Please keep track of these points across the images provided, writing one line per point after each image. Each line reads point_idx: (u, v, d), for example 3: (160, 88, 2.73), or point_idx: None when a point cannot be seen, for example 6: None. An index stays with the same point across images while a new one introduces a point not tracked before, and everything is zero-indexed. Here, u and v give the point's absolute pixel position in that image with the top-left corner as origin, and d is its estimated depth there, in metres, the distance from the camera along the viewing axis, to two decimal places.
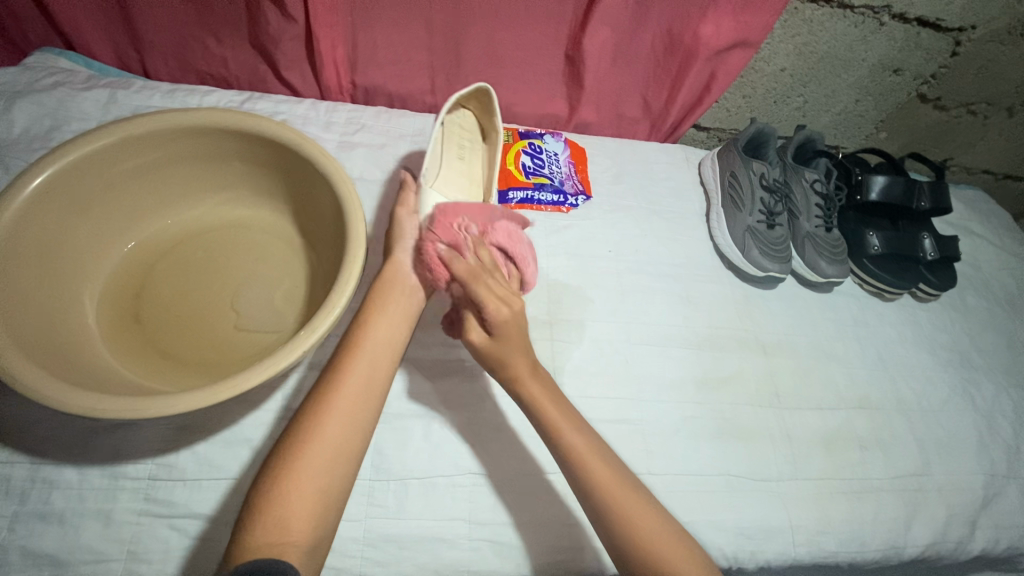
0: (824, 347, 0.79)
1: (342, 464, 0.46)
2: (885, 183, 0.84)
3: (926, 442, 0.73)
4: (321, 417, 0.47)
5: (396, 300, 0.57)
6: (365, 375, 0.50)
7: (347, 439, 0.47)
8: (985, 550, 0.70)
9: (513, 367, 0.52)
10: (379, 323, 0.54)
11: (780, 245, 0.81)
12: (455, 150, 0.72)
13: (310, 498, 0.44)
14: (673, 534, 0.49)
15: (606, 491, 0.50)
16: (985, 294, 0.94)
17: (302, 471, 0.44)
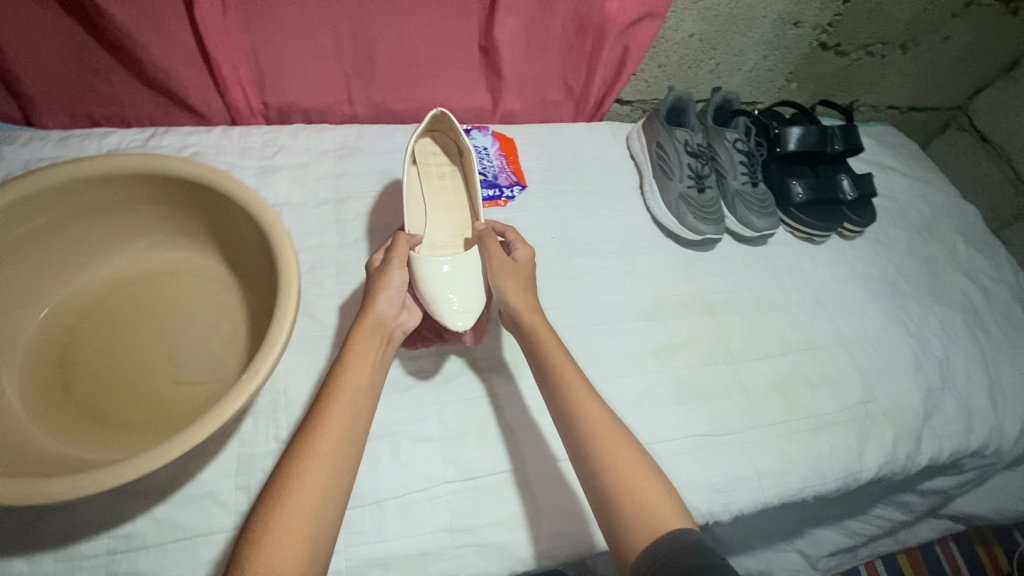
0: (766, 298, 0.82)
1: (329, 511, 0.44)
2: (800, 133, 0.89)
3: (869, 371, 0.78)
4: (305, 463, 0.45)
5: (366, 333, 0.55)
6: (342, 416, 0.48)
7: (331, 485, 0.45)
8: (931, 459, 0.75)
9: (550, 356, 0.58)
10: (355, 363, 0.52)
11: (712, 208, 0.83)
12: (434, 182, 0.73)
13: (300, 548, 0.41)
14: (663, 488, 0.50)
15: (600, 439, 0.52)
16: (903, 223, 1.01)
17: (290, 520, 0.42)
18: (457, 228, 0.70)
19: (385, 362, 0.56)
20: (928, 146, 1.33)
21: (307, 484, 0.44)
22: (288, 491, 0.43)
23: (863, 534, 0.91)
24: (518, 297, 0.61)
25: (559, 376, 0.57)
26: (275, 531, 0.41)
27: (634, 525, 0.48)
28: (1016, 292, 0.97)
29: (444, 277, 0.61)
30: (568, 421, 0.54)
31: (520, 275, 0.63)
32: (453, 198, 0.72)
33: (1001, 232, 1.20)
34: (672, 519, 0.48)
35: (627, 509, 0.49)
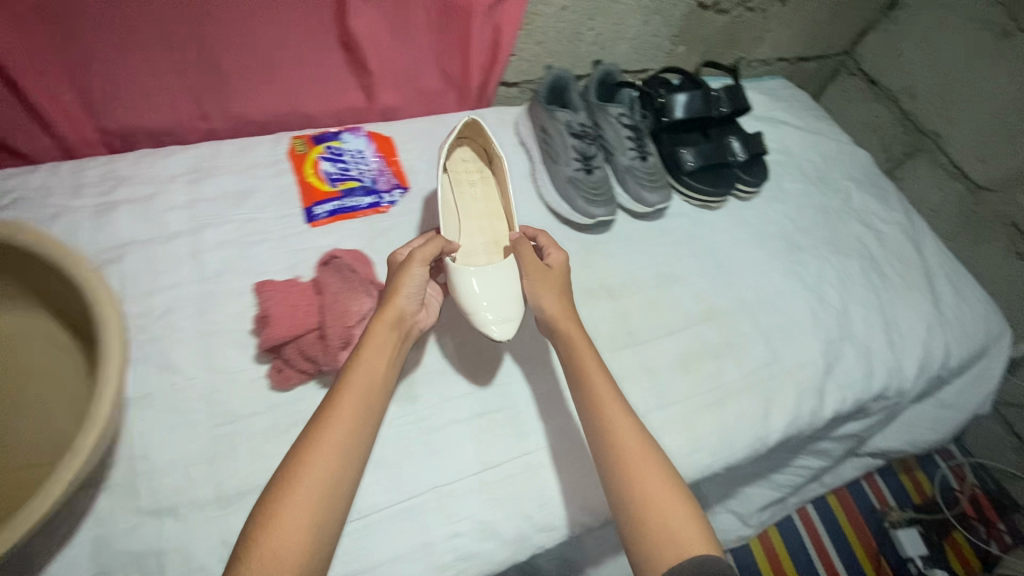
0: (666, 273, 0.81)
1: (330, 508, 0.47)
2: (686, 100, 0.87)
3: (771, 332, 0.79)
4: (311, 459, 0.48)
5: (382, 328, 0.57)
6: (352, 409, 0.51)
7: (333, 482, 0.48)
8: (835, 410, 0.77)
9: (580, 361, 0.60)
10: (369, 358, 0.55)
11: (602, 188, 0.81)
12: (465, 193, 0.76)
13: (298, 544, 0.44)
14: (690, 514, 0.51)
15: (628, 462, 0.53)
16: (797, 177, 1.02)
17: (291, 515, 0.45)
18: (490, 238, 0.73)
19: (398, 356, 0.58)
20: (821, 96, 1.36)
21: (310, 482, 0.47)
22: (293, 486, 0.46)
23: (789, 484, 0.94)
24: (552, 301, 0.64)
25: (585, 387, 0.59)
26: (275, 527, 0.44)
27: (660, 551, 0.48)
28: (908, 231, 0.99)
29: (475, 288, 0.64)
30: (597, 435, 0.56)
31: (555, 281, 0.66)
32: (487, 206, 0.76)
33: (894, 170, 1.23)
34: (698, 546, 0.48)
35: (648, 522, 0.50)
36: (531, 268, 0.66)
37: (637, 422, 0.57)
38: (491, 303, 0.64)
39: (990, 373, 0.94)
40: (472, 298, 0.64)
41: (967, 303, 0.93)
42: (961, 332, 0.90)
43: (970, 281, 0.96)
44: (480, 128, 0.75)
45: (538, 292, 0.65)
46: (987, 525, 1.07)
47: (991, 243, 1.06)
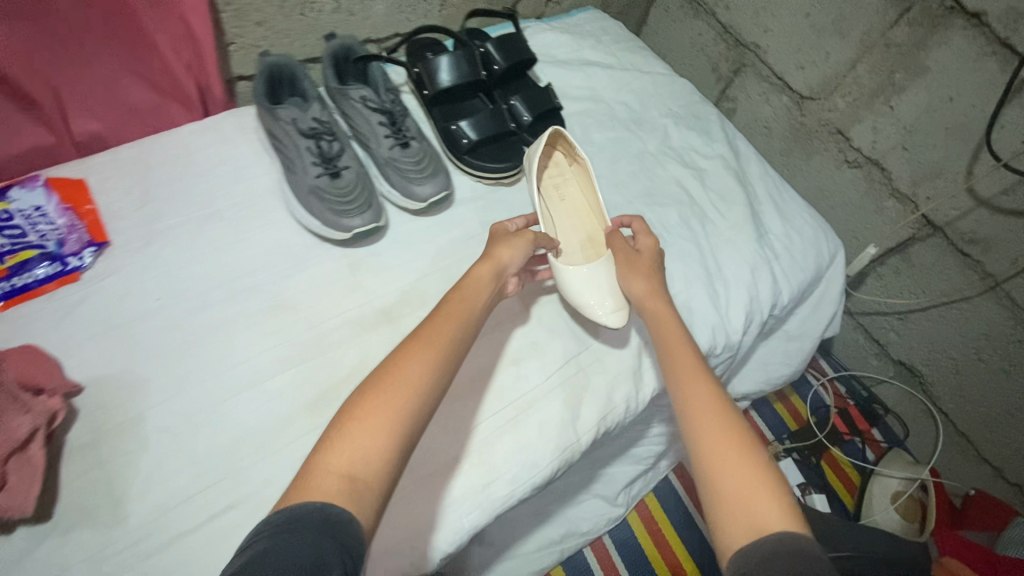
0: (452, 275, 0.70)
1: (416, 426, 0.47)
2: (449, 64, 0.74)
3: (576, 317, 0.71)
4: (412, 361, 0.50)
5: (486, 273, 0.61)
6: (445, 330, 0.54)
7: (427, 395, 0.49)
8: (657, 387, 0.71)
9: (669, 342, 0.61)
10: (473, 285, 0.59)
11: (356, 190, 0.66)
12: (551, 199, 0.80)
13: (384, 450, 0.44)
14: (770, 490, 0.47)
15: (689, 400, 0.55)
16: (607, 124, 0.91)
17: (377, 421, 0.45)
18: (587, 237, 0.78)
19: (491, 299, 0.60)
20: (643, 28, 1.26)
21: (413, 389, 0.48)
22: (386, 392, 0.47)
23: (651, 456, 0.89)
24: (638, 284, 0.66)
25: (664, 342, 0.61)
26: (356, 433, 0.44)
27: (735, 530, 0.45)
28: (732, 161, 0.92)
29: (589, 280, 0.68)
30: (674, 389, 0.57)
31: (640, 264, 0.68)
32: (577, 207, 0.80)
33: (725, 90, 1.14)
34: (777, 526, 0.44)
35: (721, 477, 0.49)
36: (622, 256, 0.69)
37: (714, 381, 0.57)
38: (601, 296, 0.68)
39: (829, 296, 0.90)
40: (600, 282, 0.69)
41: (795, 229, 0.87)
42: (791, 263, 0.84)
43: (798, 203, 0.91)
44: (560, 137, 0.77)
45: (629, 278, 0.67)
46: (861, 435, 1.09)
47: (822, 153, 1.01)
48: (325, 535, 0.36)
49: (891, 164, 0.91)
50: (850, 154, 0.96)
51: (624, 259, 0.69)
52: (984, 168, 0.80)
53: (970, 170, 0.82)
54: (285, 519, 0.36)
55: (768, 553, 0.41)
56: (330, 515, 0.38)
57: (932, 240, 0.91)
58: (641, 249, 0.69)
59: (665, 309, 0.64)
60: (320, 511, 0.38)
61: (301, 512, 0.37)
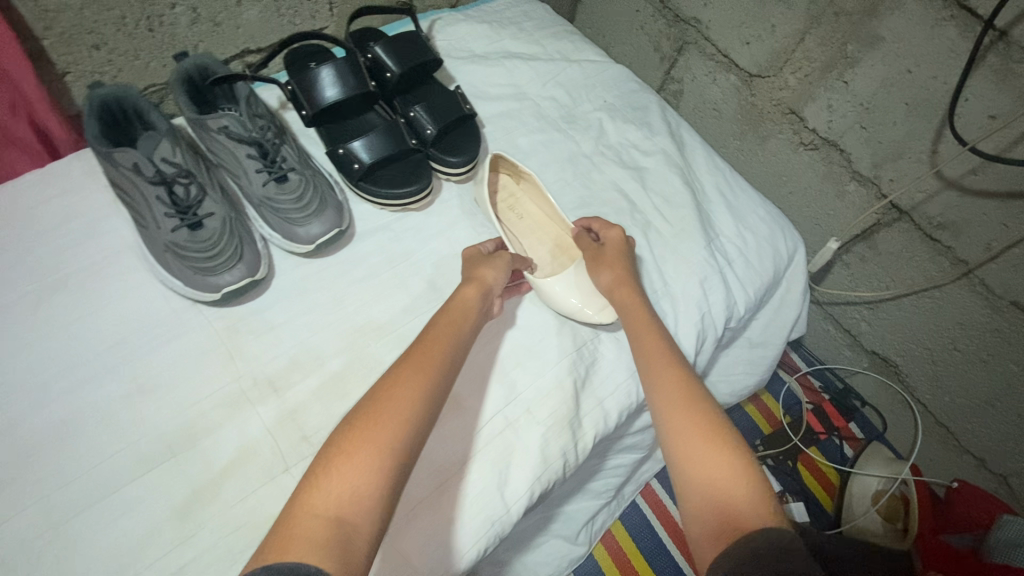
0: (353, 327, 0.60)
1: (410, 460, 0.44)
2: (334, 75, 0.63)
3: (501, 361, 0.62)
4: (389, 397, 0.47)
5: (472, 295, 0.58)
6: (429, 358, 0.51)
7: (418, 427, 0.46)
8: (600, 432, 0.62)
9: (642, 335, 0.58)
10: (456, 310, 0.56)
11: (222, 242, 0.56)
12: (509, 215, 0.74)
13: (376, 487, 0.41)
14: (748, 481, 0.45)
15: (665, 394, 0.52)
16: (534, 127, 0.81)
17: (365, 455, 0.42)
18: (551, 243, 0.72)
19: (479, 322, 0.58)
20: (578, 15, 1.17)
21: (400, 419, 0.45)
22: (373, 423, 0.45)
23: (611, 489, 0.81)
24: (605, 274, 0.63)
25: (635, 333, 0.58)
26: (342, 468, 0.42)
27: (709, 526, 0.43)
28: (676, 156, 0.82)
29: (567, 290, 0.65)
30: (644, 380, 0.55)
31: (612, 257, 0.64)
32: (536, 213, 0.74)
33: (670, 71, 1.03)
34: (759, 519, 0.42)
35: (698, 473, 0.46)
36: (590, 253, 0.66)
37: (687, 367, 0.55)
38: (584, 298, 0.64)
39: (791, 297, 0.82)
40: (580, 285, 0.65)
41: (749, 227, 0.79)
42: (745, 268, 0.76)
43: (752, 197, 0.82)
44: (503, 159, 0.70)
45: (601, 273, 0.64)
46: (837, 432, 1.03)
47: (777, 136, 0.91)
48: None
49: (849, 145, 0.82)
50: (806, 136, 0.87)
51: (592, 254, 0.65)
52: (949, 148, 0.71)
53: (934, 149, 0.73)
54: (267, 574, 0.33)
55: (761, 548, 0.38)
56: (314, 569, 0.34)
57: (899, 226, 0.83)
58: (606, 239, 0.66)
59: (637, 295, 0.61)
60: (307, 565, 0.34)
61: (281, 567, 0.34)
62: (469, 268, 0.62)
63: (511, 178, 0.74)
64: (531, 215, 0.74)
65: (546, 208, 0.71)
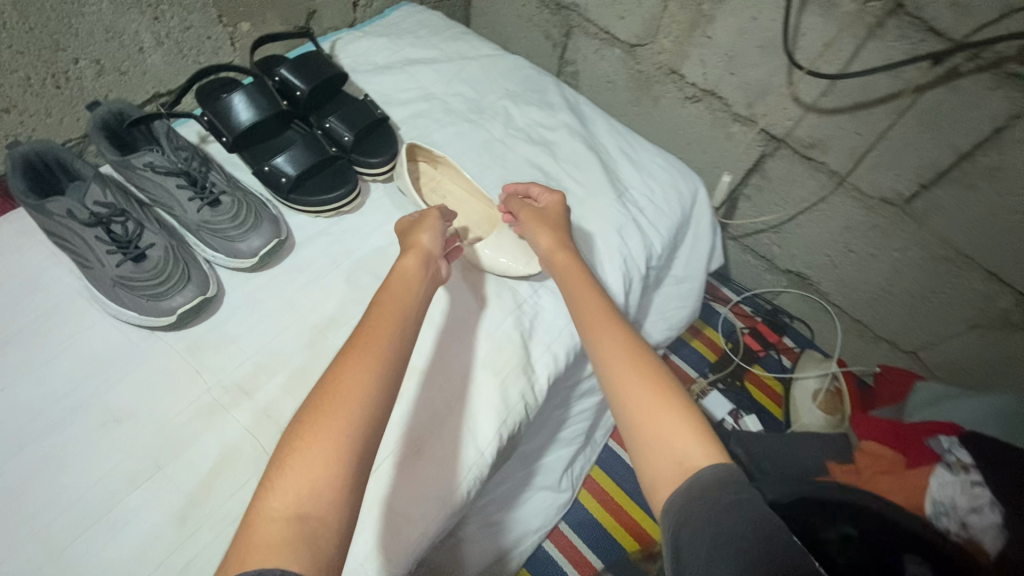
0: (310, 324, 0.65)
1: (370, 444, 0.45)
2: (244, 101, 0.67)
3: (454, 328, 0.67)
4: (344, 382, 0.47)
5: (414, 264, 0.61)
6: (382, 341, 0.52)
7: (374, 411, 0.47)
8: (553, 373, 0.68)
9: (579, 298, 0.62)
10: (402, 288, 0.58)
11: (166, 267, 0.59)
12: (434, 195, 0.79)
13: (337, 478, 0.42)
14: (692, 429, 0.48)
15: (606, 350, 0.55)
16: (447, 120, 0.87)
17: (319, 449, 0.43)
18: (476, 215, 0.78)
19: (426, 288, 0.60)
20: (474, 16, 1.25)
21: (351, 406, 0.46)
22: (321, 415, 0.45)
23: (580, 435, 0.88)
24: (544, 238, 0.68)
25: (575, 297, 0.62)
26: (297, 469, 0.42)
27: (659, 475, 0.46)
28: (578, 127, 0.91)
29: (493, 250, 0.71)
30: (587, 341, 0.57)
31: (547, 221, 0.70)
32: (459, 192, 0.79)
33: (564, 55, 1.13)
34: (702, 457, 0.45)
35: (642, 424, 0.49)
36: (527, 216, 0.71)
37: (628, 328, 0.58)
38: (508, 255, 0.71)
39: (702, 230, 0.92)
40: (503, 245, 0.72)
41: (652, 176, 0.88)
42: (656, 213, 0.85)
43: (651, 151, 0.92)
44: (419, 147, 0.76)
45: (537, 235, 0.69)
46: (774, 347, 1.14)
47: (665, 95, 1.02)
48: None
49: (725, 91, 0.93)
50: (690, 91, 0.98)
51: (532, 215, 0.71)
52: (801, 77, 0.83)
53: (790, 81, 0.84)
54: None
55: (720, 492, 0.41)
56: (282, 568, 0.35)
57: (780, 152, 0.94)
58: (545, 206, 0.72)
59: (572, 265, 0.65)
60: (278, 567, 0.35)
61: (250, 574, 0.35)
62: (409, 239, 0.65)
63: (429, 164, 0.80)
64: (455, 194, 0.80)
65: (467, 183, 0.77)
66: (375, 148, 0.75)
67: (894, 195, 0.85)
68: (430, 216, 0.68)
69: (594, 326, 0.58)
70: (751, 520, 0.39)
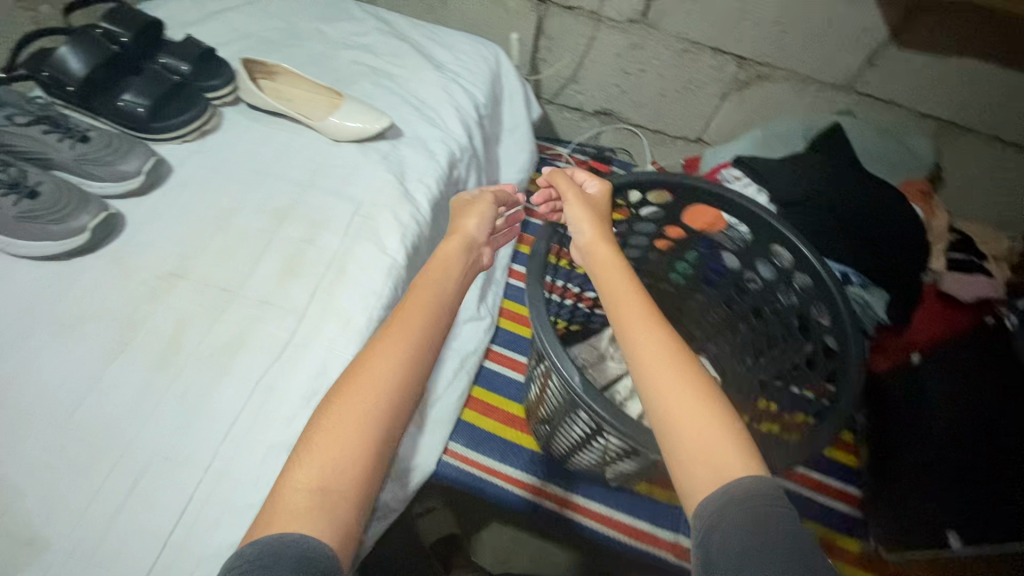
0: (214, 216, 0.75)
1: (377, 432, 0.50)
2: (74, 52, 0.74)
3: (340, 185, 0.82)
4: (372, 364, 0.54)
5: (456, 249, 0.71)
6: (406, 330, 0.58)
7: (396, 393, 0.53)
8: (431, 197, 0.85)
9: (608, 289, 0.64)
10: (439, 277, 0.66)
11: (63, 195, 0.67)
12: (281, 100, 0.91)
13: (355, 473, 0.47)
14: (735, 443, 0.48)
15: (642, 345, 0.56)
16: (271, 50, 0.99)
17: (342, 449, 0.48)
18: (317, 106, 0.90)
19: (465, 270, 0.71)
20: None
21: (371, 403, 0.51)
22: (347, 400, 0.52)
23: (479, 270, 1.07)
24: (580, 217, 0.72)
25: (609, 290, 0.64)
26: (317, 454, 0.48)
27: (695, 481, 0.47)
28: (387, 30, 1.07)
29: (345, 118, 0.85)
30: (624, 334, 0.58)
31: (584, 207, 0.74)
32: (300, 93, 0.92)
33: None
34: (742, 470, 0.46)
35: (679, 429, 0.50)
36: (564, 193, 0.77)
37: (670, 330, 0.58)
38: (360, 118, 0.86)
39: (514, 86, 1.13)
40: (351, 113, 0.86)
41: (459, 50, 1.07)
42: (471, 76, 1.04)
43: (453, 34, 1.10)
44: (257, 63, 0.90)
45: (569, 213, 0.74)
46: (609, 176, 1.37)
47: None
48: (296, 563, 0.40)
49: None
50: None
51: (580, 199, 0.75)
52: None
53: None
54: (249, 555, 0.41)
55: (760, 500, 0.43)
56: (294, 535, 0.42)
57: (550, 11, 1.17)
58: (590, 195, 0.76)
59: (608, 259, 0.68)
60: (292, 536, 0.42)
61: (267, 540, 0.42)
62: (455, 228, 0.76)
63: (267, 78, 0.92)
64: (298, 96, 0.92)
65: (308, 85, 0.91)
66: (213, 74, 0.86)
67: (634, 14, 1.12)
68: (478, 200, 0.79)
69: (626, 318, 0.59)
70: (791, 530, 0.41)
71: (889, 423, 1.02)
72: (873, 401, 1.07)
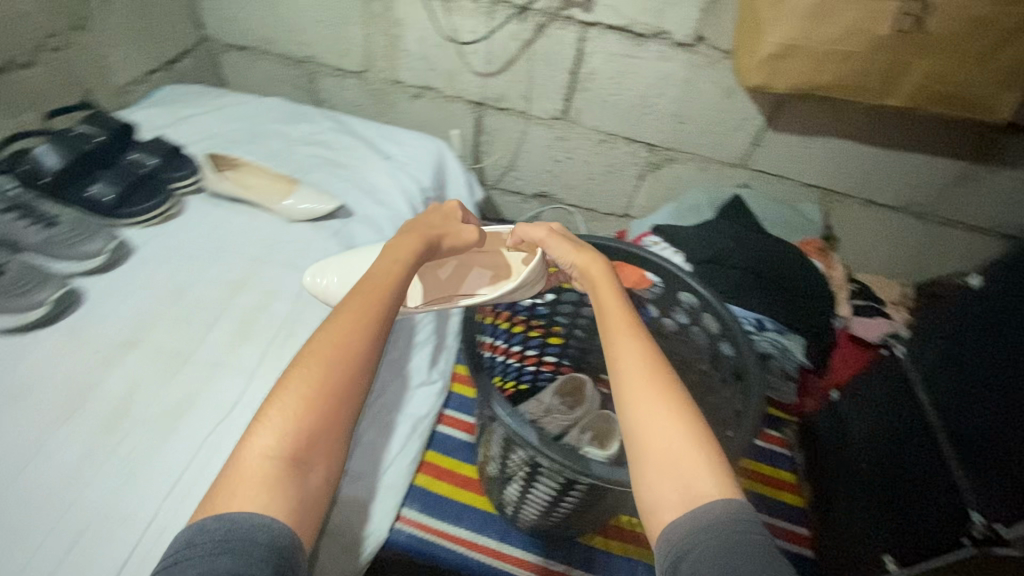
0: (173, 289, 0.81)
1: (338, 420, 0.57)
2: (51, 152, 0.85)
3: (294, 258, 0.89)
4: (319, 341, 0.62)
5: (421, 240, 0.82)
6: (356, 312, 0.65)
7: (354, 370, 0.60)
8: None
9: (606, 318, 0.72)
10: (378, 274, 0.73)
11: (23, 278, 0.72)
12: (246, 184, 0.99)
13: (322, 450, 0.55)
14: (702, 462, 0.53)
15: (623, 360, 0.65)
16: (233, 146, 1.11)
17: (312, 420, 0.55)
18: (280, 191, 0.98)
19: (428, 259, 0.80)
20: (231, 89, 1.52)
21: (352, 389, 0.59)
22: (321, 376, 0.58)
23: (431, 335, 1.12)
24: (580, 258, 0.82)
25: (605, 306, 0.74)
26: (286, 424, 0.54)
27: (661, 488, 0.53)
28: (341, 129, 1.22)
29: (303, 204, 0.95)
30: (615, 358, 0.66)
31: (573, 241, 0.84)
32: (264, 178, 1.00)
33: (316, 98, 1.45)
34: (707, 489, 0.51)
35: (647, 447, 0.56)
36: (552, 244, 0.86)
37: (642, 333, 0.69)
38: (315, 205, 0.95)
39: (456, 173, 1.27)
40: (309, 201, 0.96)
41: (405, 143, 1.22)
42: (417, 164, 1.18)
43: (402, 131, 1.26)
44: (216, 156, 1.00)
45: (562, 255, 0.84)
46: None
47: (397, 98, 1.38)
48: (264, 544, 0.46)
49: (433, 83, 1.33)
50: (412, 90, 1.36)
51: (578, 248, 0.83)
52: (470, 55, 1.24)
53: (466, 62, 1.26)
54: (215, 534, 0.46)
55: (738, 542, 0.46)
56: (259, 517, 0.48)
57: (485, 111, 1.35)
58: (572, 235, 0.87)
59: (609, 289, 0.77)
60: (254, 525, 0.47)
61: (231, 522, 0.47)
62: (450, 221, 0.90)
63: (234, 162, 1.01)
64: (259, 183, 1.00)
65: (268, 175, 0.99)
66: (184, 166, 0.97)
67: (556, 112, 1.31)
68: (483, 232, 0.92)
69: (615, 340, 0.68)
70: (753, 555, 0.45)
71: (822, 465, 1.08)
72: (808, 443, 1.15)
